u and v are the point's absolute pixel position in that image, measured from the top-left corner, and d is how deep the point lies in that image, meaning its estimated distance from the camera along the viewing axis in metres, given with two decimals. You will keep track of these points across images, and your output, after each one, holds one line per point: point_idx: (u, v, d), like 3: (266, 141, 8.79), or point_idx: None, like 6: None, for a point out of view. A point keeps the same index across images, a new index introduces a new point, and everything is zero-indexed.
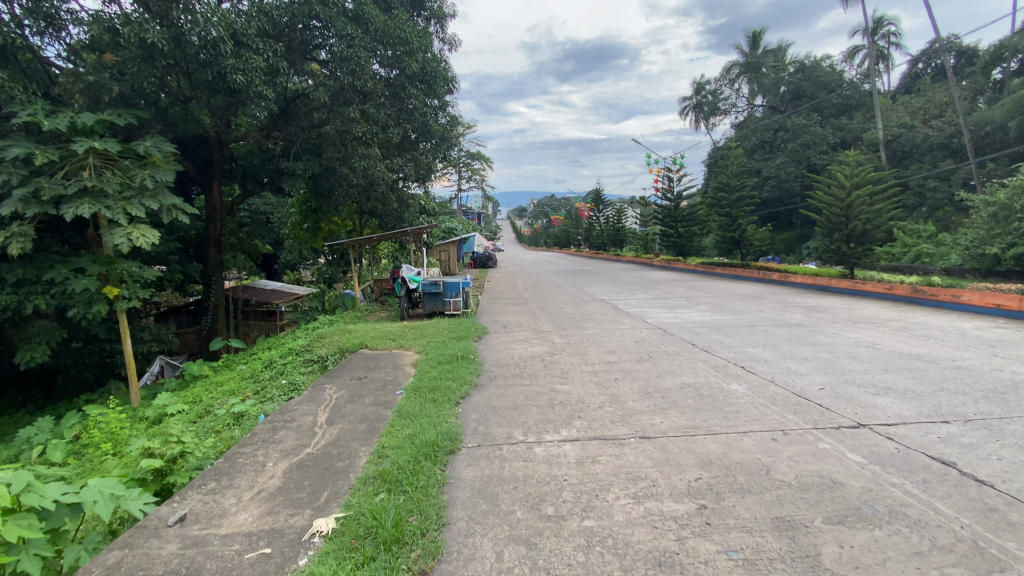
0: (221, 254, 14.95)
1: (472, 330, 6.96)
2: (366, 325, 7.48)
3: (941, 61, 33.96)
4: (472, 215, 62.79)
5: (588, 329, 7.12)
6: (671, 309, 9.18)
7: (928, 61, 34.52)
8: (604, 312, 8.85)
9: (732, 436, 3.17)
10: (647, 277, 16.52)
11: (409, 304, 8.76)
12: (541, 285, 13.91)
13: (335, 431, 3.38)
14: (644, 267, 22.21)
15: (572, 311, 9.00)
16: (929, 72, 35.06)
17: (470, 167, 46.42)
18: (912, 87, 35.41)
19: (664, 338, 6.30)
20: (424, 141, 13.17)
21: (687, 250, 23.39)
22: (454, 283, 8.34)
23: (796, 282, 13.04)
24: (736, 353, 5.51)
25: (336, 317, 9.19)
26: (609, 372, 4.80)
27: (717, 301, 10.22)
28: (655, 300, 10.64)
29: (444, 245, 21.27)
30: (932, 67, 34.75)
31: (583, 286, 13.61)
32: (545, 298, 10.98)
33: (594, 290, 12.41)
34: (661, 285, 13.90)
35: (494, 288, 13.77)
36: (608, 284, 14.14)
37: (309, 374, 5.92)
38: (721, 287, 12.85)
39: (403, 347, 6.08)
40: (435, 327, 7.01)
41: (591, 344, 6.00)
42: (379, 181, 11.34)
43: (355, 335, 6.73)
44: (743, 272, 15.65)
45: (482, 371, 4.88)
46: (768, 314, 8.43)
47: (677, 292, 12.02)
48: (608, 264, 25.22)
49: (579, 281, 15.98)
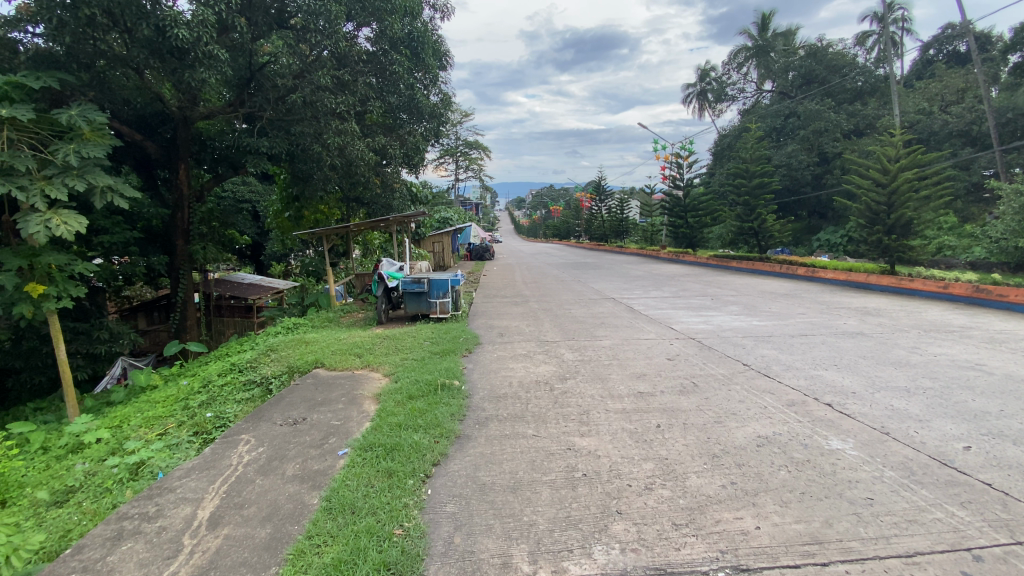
0: (190, 244, 13.53)
1: (460, 340, 5.60)
2: (330, 334, 6.10)
3: (956, 46, 32.40)
4: (470, 206, 61.00)
5: (604, 339, 5.75)
6: (697, 311, 7.82)
7: (941, 47, 32.80)
8: (619, 316, 7.47)
9: (893, 569, 1.84)
10: (657, 271, 15.09)
11: (389, 305, 7.36)
12: (543, 280, 12.51)
13: (212, 551, 2.03)
14: (650, 260, 20.78)
15: (581, 315, 7.62)
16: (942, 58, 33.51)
17: (468, 156, 44.59)
18: (925, 73, 33.90)
19: (704, 354, 4.94)
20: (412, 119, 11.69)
21: (696, 242, 21.92)
22: (441, 280, 6.95)
23: (826, 278, 11.65)
24: (807, 379, 4.16)
25: (303, 322, 7.81)
26: (646, 412, 3.44)
27: (747, 301, 8.86)
28: (675, 299, 9.27)
29: (436, 235, 19.79)
30: (944, 53, 33.09)
31: (589, 282, 12.20)
32: (547, 297, 9.58)
33: (603, 287, 11.03)
34: (675, 280, 12.49)
35: (489, 283, 12.36)
36: (617, 280, 12.72)
37: (247, 402, 4.55)
38: (743, 284, 11.45)
39: (369, 366, 4.72)
40: (412, 337, 5.63)
41: (613, 364, 4.64)
42: (358, 162, 9.92)
43: (312, 348, 5.34)
44: (761, 266, 14.25)
45: (467, 410, 3.51)
46: (815, 319, 7.06)
47: (697, 289, 10.61)
48: (611, 257, 23.75)
49: (583, 274, 14.61)
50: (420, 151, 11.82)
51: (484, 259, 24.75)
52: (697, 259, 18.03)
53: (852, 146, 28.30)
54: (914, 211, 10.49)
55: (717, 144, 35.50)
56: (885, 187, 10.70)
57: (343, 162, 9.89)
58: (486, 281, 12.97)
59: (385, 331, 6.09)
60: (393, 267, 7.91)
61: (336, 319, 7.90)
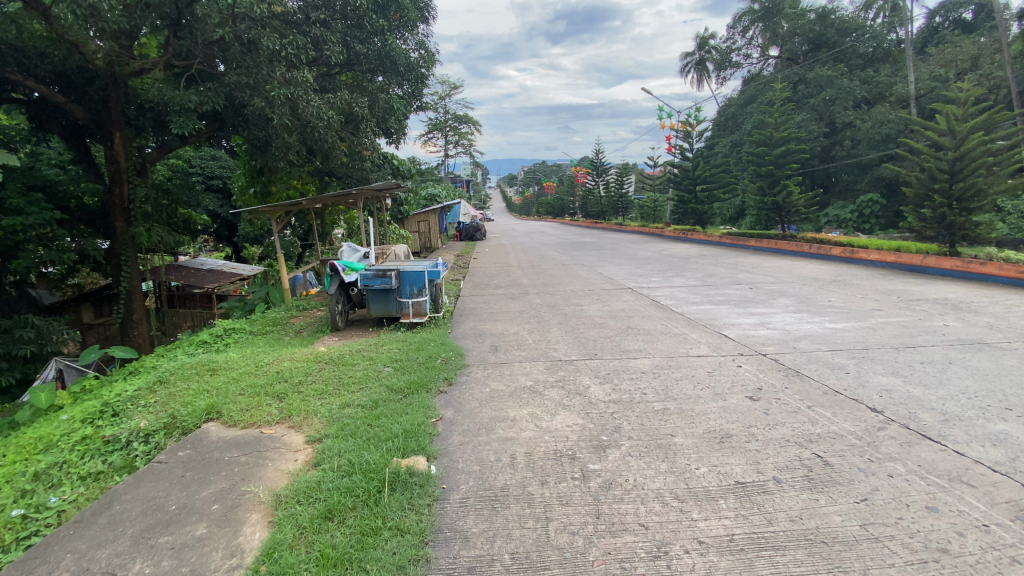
0: (131, 226, 11.56)
1: (436, 362, 3.90)
2: (257, 353, 4.38)
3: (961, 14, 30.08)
4: (460, 182, 58.16)
5: (639, 356, 4.12)
6: (740, 307, 6.19)
7: (946, 14, 30.22)
8: (646, 312, 5.81)
9: None
10: (668, 252, 13.38)
11: (348, 305, 5.60)
12: (543, 265, 10.79)
13: None
14: (654, 239, 18.99)
15: (597, 311, 5.97)
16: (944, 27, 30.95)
17: (457, 131, 41.96)
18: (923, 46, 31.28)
19: (799, 390, 3.33)
20: (384, 74, 9.72)
21: (705, 219, 20.14)
22: (415, 275, 5.24)
23: (868, 259, 10.02)
24: (999, 447, 2.53)
25: (242, 327, 6.08)
26: (777, 550, 1.80)
27: (796, 291, 7.20)
28: (707, 289, 7.60)
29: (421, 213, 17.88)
30: (949, 21, 30.64)
31: (594, 266, 10.49)
32: (549, 288, 7.89)
33: (614, 273, 9.33)
34: (694, 263, 10.81)
35: (479, 269, 10.61)
36: (626, 263, 11.03)
37: (93, 481, 2.87)
38: (775, 267, 9.81)
39: (289, 418, 3.02)
40: (368, 357, 3.93)
41: (669, 411, 3.01)
42: (315, 123, 8.02)
43: (217, 381, 3.61)
44: (787, 246, 12.59)
45: (432, 545, 1.83)
46: (900, 318, 5.46)
47: (725, 275, 8.95)
48: (610, 236, 21.90)
49: (587, 257, 12.86)
50: (395, 112, 9.91)
51: (474, 239, 22.93)
52: (708, 237, 16.31)
53: (865, 115, 26.51)
54: (984, 180, 8.82)
55: (721, 114, 33.37)
56: (946, 152, 8.95)
57: (298, 123, 8.00)
58: (476, 267, 11.23)
59: (335, 346, 4.40)
60: (354, 256, 6.12)
61: (287, 323, 6.17)
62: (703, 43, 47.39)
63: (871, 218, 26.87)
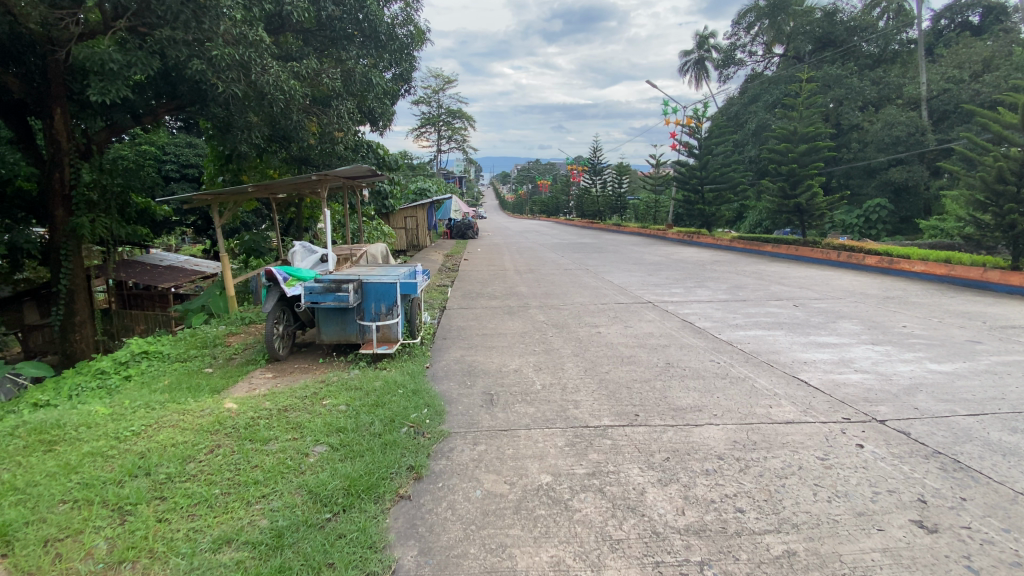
0: (74, 216, 9.89)
1: (397, 432, 2.55)
2: (142, 405, 2.99)
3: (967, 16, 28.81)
4: (453, 181, 56.26)
5: (704, 422, 2.79)
6: (799, 332, 4.88)
7: (952, 16, 28.86)
8: (686, 340, 4.48)
9: None
10: (679, 257, 12.02)
11: (295, 324, 4.22)
12: (542, 270, 9.40)
13: None
14: (658, 242, 17.58)
15: (620, 335, 4.64)
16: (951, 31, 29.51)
17: (450, 127, 40.45)
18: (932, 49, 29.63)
19: (990, 509, 2.03)
20: (358, 44, 8.23)
21: (712, 222, 18.78)
22: (382, 289, 3.91)
23: (913, 270, 8.78)
24: None
25: (159, 350, 4.63)
26: None
27: (855, 311, 5.88)
28: (744, 305, 6.27)
29: (408, 208, 16.39)
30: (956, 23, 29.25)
31: (601, 272, 9.11)
32: (552, 299, 6.53)
33: (626, 282, 7.96)
34: (714, 271, 9.48)
35: (468, 274, 9.21)
36: (636, 270, 9.67)
37: None
38: (808, 278, 8.51)
39: (119, 568, 1.68)
40: (293, 423, 2.57)
41: (804, 563, 1.70)
42: (272, 95, 6.55)
43: (39, 470, 2.23)
44: (811, 253, 11.30)
45: None
46: (1019, 357, 4.16)
47: (756, 286, 7.62)
48: (609, 237, 20.44)
49: (589, 261, 11.47)
50: (374, 88, 8.43)
51: (466, 237, 21.63)
52: (719, 240, 14.95)
53: (873, 117, 25.32)
54: None
55: (724, 113, 32.04)
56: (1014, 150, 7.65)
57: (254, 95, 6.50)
58: (465, 271, 9.81)
59: (257, 395, 3.03)
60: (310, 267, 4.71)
61: (222, 346, 4.76)
62: (703, 42, 45.92)
63: (878, 224, 25.70)
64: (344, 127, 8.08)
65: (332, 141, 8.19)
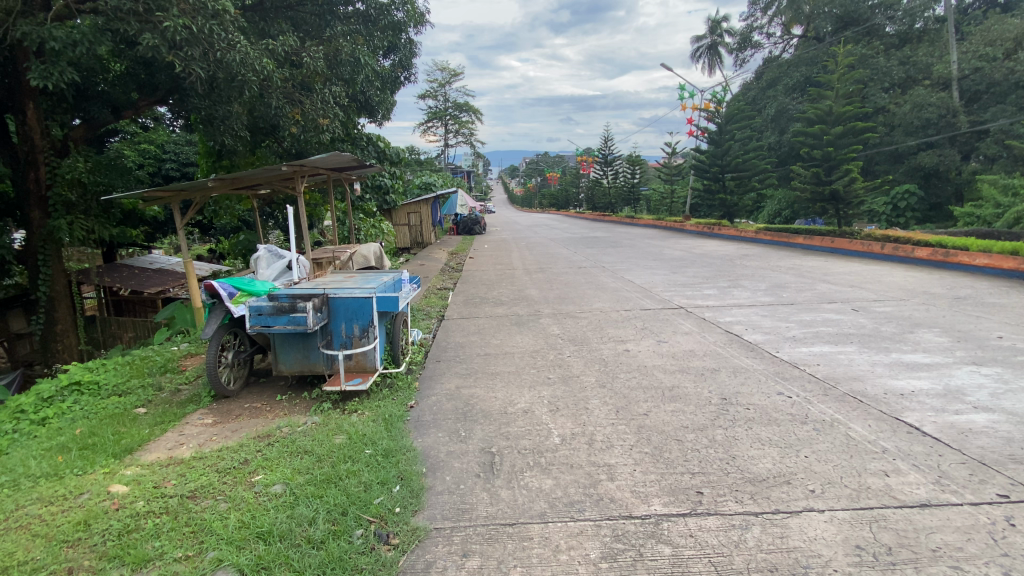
0: (51, 219, 8.68)
1: (346, 538, 1.72)
2: (11, 483, 2.19)
3: None
4: (461, 175, 55.47)
5: (801, 509, 1.92)
6: (874, 348, 3.96)
7: None
8: (738, 363, 3.60)
9: None
10: (702, 251, 11.02)
11: (247, 348, 3.39)
12: (554, 270, 8.48)
13: None
14: (675, 234, 16.52)
15: (654, 354, 3.76)
16: (979, 7, 27.53)
17: (457, 120, 39.49)
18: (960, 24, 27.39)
19: None
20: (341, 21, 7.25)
21: (734, 213, 17.64)
22: (354, 304, 3.07)
23: (974, 264, 7.71)
24: None
25: (94, 381, 3.82)
26: None
27: (931, 318, 4.89)
28: (794, 309, 5.32)
29: (411, 204, 15.51)
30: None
31: (620, 270, 8.17)
32: (567, 304, 5.64)
33: (651, 282, 7.04)
34: (746, 268, 8.49)
35: (472, 274, 8.34)
36: (658, 267, 8.71)
37: None
38: (855, 275, 7.50)
39: None
40: (194, 525, 1.75)
41: None
42: (241, 78, 5.65)
43: None
44: (851, 246, 10.21)
45: None
46: None
47: (800, 285, 6.65)
48: (623, 230, 19.38)
49: (605, 257, 10.51)
50: (365, 70, 7.39)
51: (472, 233, 20.79)
52: (743, 232, 13.87)
53: (900, 98, 23.85)
54: None
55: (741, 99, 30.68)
56: None
57: (223, 76, 5.60)
58: (469, 271, 8.94)
59: (168, 467, 2.21)
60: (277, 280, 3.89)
61: (174, 373, 3.95)
62: (716, 26, 44.11)
63: (907, 212, 24.30)
64: (329, 113, 6.97)
65: (316, 129, 6.94)
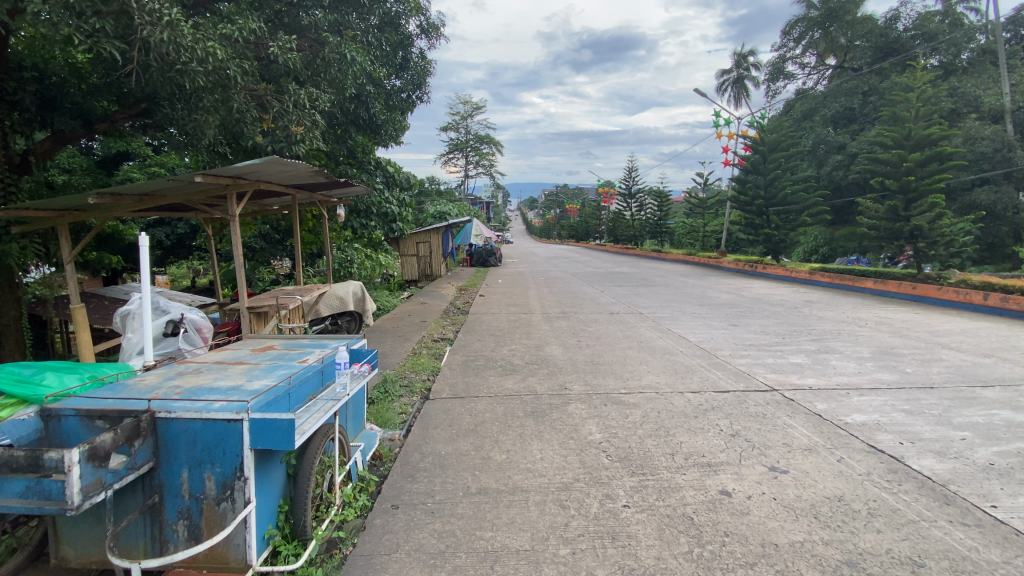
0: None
1: None
2: None
3: None
4: (481, 207, 54.89)
5: None
6: None
7: None
8: (951, 547, 1.93)
9: None
10: (756, 295, 9.29)
11: None
12: (581, 317, 6.88)
13: None
14: (713, 272, 14.80)
15: (782, 511, 2.10)
16: None
17: (478, 152, 38.71)
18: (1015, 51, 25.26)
19: None
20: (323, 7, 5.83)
21: (779, 249, 15.86)
22: (210, 434, 1.53)
23: None
24: None
25: None
26: None
27: None
28: (944, 399, 3.60)
29: (420, 232, 14.11)
30: None
31: (666, 320, 6.51)
32: (605, 375, 3.99)
33: (711, 340, 5.37)
34: (824, 322, 6.72)
35: (480, 320, 6.77)
36: (711, 316, 7.05)
37: None
38: (978, 337, 5.69)
39: None
40: None
41: None
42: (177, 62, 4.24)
43: None
44: (942, 294, 8.33)
45: None
46: None
47: (919, 353, 4.89)
48: (650, 265, 17.77)
49: (642, 299, 8.84)
50: (353, 67, 5.94)
51: (488, 265, 19.42)
52: (794, 272, 12.12)
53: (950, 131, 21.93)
54: None
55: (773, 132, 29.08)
56: None
57: (156, 63, 4.24)
58: (477, 314, 7.38)
59: None
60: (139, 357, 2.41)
61: None
62: (743, 58, 42.81)
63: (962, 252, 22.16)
64: (305, 119, 5.53)
65: (288, 138, 5.51)
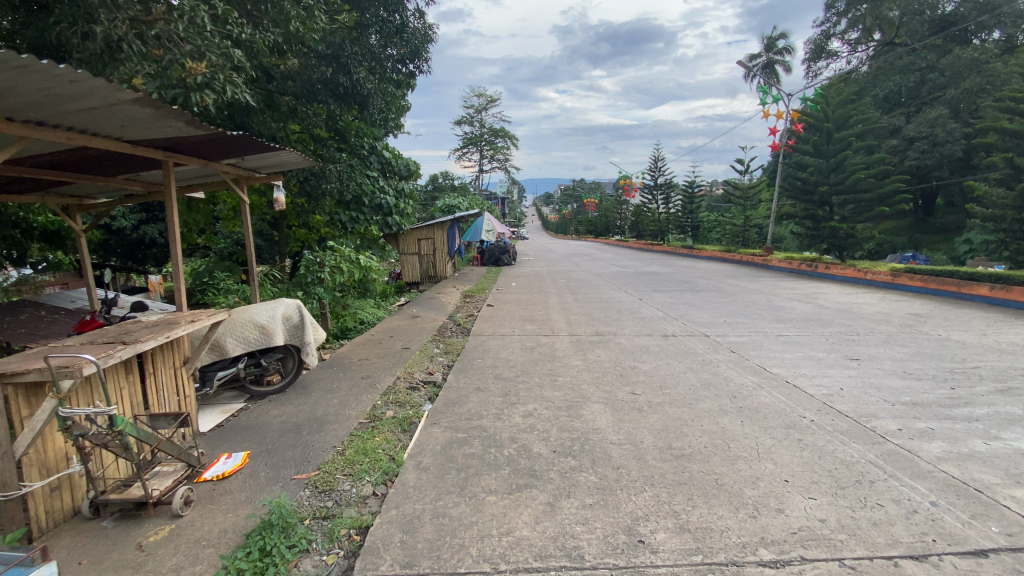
0: None
1: None
2: None
3: None
4: (496, 203, 53.06)
5: None
6: None
7: None
8: None
9: None
10: (841, 306, 7.22)
11: None
12: (627, 342, 4.96)
13: None
14: (763, 272, 12.70)
15: None
16: None
17: (493, 145, 36.70)
18: None
19: None
20: None
21: (839, 246, 13.62)
22: None
23: None
24: None
25: None
26: None
27: None
28: None
29: (422, 227, 12.28)
30: None
31: (751, 350, 4.53)
32: (708, 498, 2.06)
33: (842, 392, 3.39)
34: (974, 351, 4.69)
35: (485, 346, 4.90)
36: (807, 340, 5.04)
37: None
38: None
39: None
40: None
41: None
42: None
43: None
44: None
45: None
46: None
47: None
48: (684, 264, 15.70)
49: (695, 312, 6.86)
50: None
51: (501, 264, 17.53)
52: (869, 273, 10.02)
53: None
54: None
55: None
56: None
57: None
58: (483, 335, 5.49)
59: None
60: None
61: None
62: (773, 42, 39.90)
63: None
64: (212, 50, 3.49)
65: (184, 83, 3.53)
